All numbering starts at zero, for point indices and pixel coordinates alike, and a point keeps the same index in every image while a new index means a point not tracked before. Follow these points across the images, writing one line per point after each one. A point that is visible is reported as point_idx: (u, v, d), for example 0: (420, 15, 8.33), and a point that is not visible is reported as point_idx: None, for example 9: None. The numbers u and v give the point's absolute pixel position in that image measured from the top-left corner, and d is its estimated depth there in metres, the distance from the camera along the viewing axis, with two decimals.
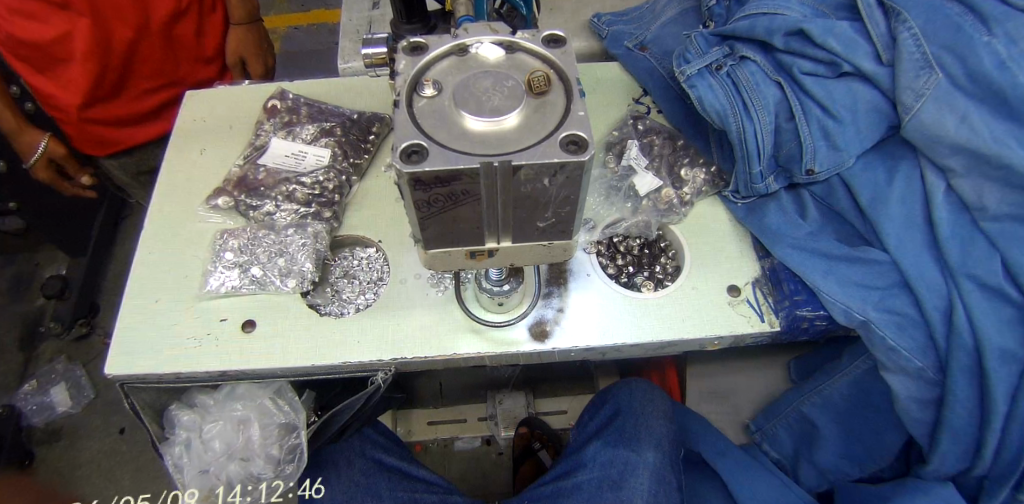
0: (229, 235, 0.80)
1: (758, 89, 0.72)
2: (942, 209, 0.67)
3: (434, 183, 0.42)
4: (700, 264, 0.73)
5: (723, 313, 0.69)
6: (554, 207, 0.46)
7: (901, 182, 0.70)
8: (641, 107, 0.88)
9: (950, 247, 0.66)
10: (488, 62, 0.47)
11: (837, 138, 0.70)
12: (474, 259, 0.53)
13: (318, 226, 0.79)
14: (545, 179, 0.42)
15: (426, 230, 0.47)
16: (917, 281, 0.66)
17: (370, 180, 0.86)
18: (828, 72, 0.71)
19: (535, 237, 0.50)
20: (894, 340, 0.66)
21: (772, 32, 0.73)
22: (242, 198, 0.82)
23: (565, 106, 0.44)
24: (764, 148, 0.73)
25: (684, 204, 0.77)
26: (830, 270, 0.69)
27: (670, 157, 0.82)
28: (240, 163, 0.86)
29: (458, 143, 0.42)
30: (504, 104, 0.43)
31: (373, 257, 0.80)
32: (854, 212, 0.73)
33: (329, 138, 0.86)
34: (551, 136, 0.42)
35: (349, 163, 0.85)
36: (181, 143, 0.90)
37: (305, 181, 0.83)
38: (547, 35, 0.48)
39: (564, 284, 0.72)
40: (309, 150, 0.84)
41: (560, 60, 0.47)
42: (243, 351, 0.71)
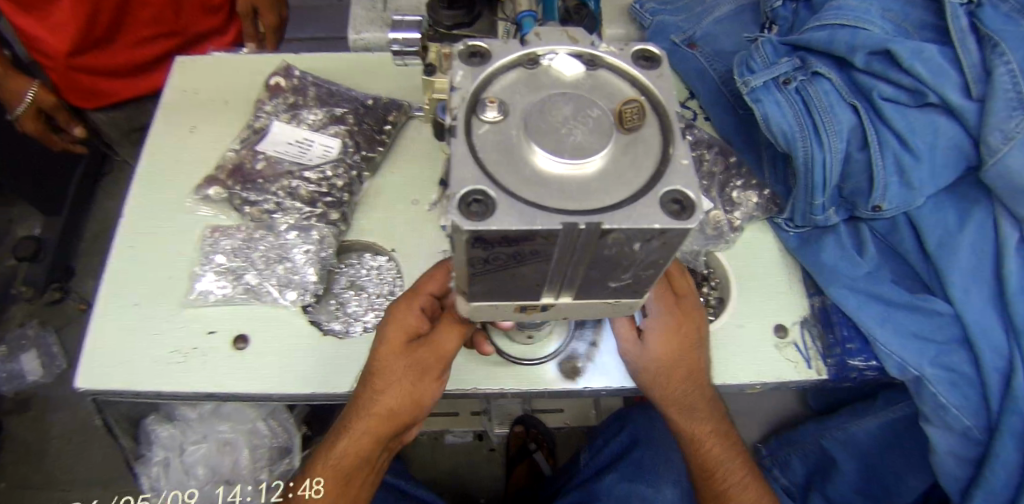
0: (220, 234, 0.70)
1: (832, 113, 0.58)
2: (1015, 259, 0.57)
3: (499, 242, 0.32)
4: (749, 299, 0.61)
5: (769, 358, 0.57)
6: (635, 268, 0.37)
7: (974, 231, 0.58)
8: (689, 113, 0.75)
9: (1018, 303, 0.56)
10: (564, 80, 0.37)
11: (911, 175, 0.57)
12: (524, 313, 0.43)
13: (324, 230, 0.69)
14: (637, 244, 0.33)
15: (473, 284, 0.38)
16: (980, 339, 0.57)
17: (384, 173, 0.76)
18: (910, 101, 0.57)
19: (604, 296, 0.40)
20: (945, 397, 0.57)
21: (853, 49, 0.58)
22: (237, 190, 0.72)
23: (661, 148, 0.35)
24: (830, 179, 0.59)
25: (733, 229, 0.65)
26: (886, 317, 0.58)
27: (720, 176, 0.70)
28: (236, 148, 0.75)
29: (531, 194, 0.32)
30: (588, 140, 0.33)
31: (384, 267, 0.71)
32: (918, 255, 0.61)
33: (340, 128, 0.76)
34: (647, 189, 0.33)
35: (360, 157, 0.75)
36: (171, 118, 0.79)
37: (309, 176, 0.73)
38: (640, 50, 0.38)
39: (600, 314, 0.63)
40: (316, 138, 0.75)
41: (655, 85, 0.37)
42: (229, 372, 0.62)
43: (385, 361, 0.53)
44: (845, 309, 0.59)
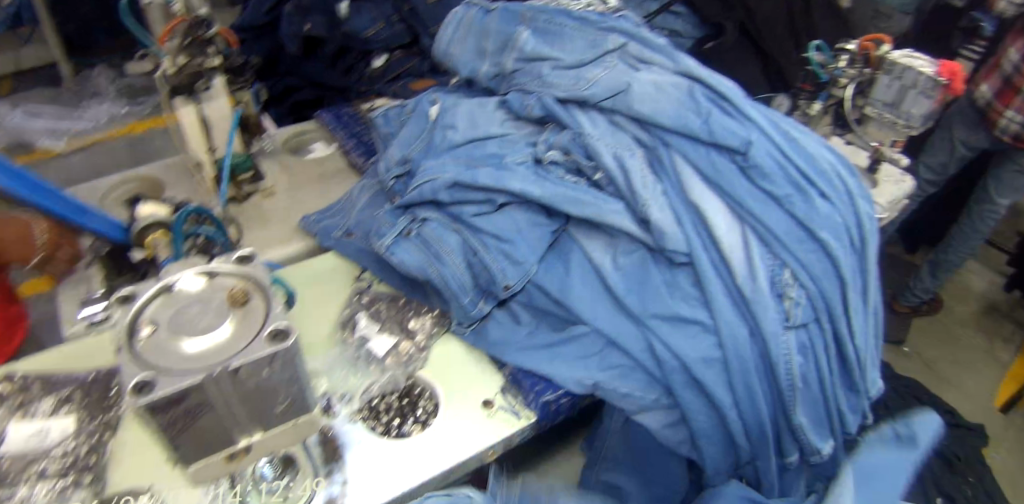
0: None
1: (441, 238, 0.68)
2: (612, 275, 0.65)
3: (166, 405, 0.45)
4: (454, 391, 0.66)
5: (482, 431, 0.62)
6: (284, 389, 0.53)
7: (578, 270, 0.68)
8: (363, 283, 0.74)
9: (627, 298, 0.64)
10: (192, 292, 0.54)
11: (513, 253, 0.66)
12: (232, 462, 0.55)
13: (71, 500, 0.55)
14: (268, 367, 0.49)
15: (176, 449, 0.50)
16: (617, 335, 0.64)
17: (125, 432, 0.62)
18: (489, 208, 0.69)
19: (281, 421, 0.54)
20: (623, 386, 0.63)
21: (436, 191, 0.69)
22: None
23: (266, 309, 0.53)
24: (464, 281, 0.66)
25: (420, 349, 0.69)
26: (553, 356, 0.67)
27: (397, 315, 0.71)
28: None
29: (183, 364, 0.47)
30: (214, 320, 0.50)
31: None
32: (554, 304, 0.69)
33: (67, 406, 0.63)
34: (261, 333, 0.50)
35: (101, 423, 0.63)
36: None
37: (52, 460, 0.59)
38: (237, 256, 0.57)
39: (340, 460, 0.59)
40: (49, 424, 0.61)
41: (254, 273, 0.56)
42: None
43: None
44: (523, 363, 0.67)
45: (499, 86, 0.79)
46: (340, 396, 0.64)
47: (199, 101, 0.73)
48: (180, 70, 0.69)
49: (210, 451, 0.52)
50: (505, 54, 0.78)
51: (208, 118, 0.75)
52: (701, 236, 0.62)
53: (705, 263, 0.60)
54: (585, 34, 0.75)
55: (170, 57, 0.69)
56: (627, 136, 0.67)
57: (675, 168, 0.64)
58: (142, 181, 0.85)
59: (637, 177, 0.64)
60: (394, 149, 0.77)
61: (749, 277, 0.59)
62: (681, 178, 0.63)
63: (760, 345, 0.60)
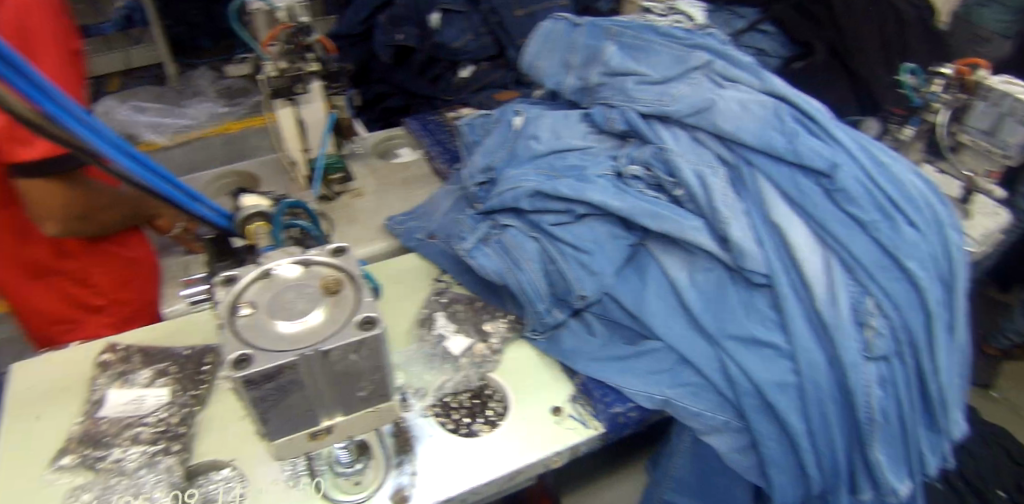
0: (81, 491, 0.63)
1: (519, 244, 0.70)
2: (690, 293, 0.66)
3: (262, 380, 0.51)
4: (524, 396, 0.68)
5: (547, 434, 0.64)
6: (368, 375, 0.57)
7: (654, 284, 0.69)
8: (442, 284, 0.80)
9: (704, 317, 0.64)
10: (289, 278, 0.61)
11: (591, 266, 0.67)
12: (316, 439, 0.61)
13: (169, 460, 0.66)
14: (352, 354, 0.55)
15: (268, 421, 0.57)
16: (689, 354, 0.64)
17: (213, 404, 0.74)
18: (569, 218, 0.70)
19: (361, 406, 0.60)
20: (695, 406, 0.62)
21: (518, 198, 0.72)
22: (87, 451, 0.66)
23: (356, 297, 0.58)
24: (540, 289, 0.68)
25: (494, 352, 0.72)
26: (625, 368, 0.68)
27: (473, 317, 0.76)
28: (80, 421, 0.70)
29: (278, 344, 0.54)
30: (307, 306, 0.57)
31: (230, 477, 0.66)
32: (630, 319, 0.70)
33: (162, 378, 0.75)
34: (350, 320, 0.56)
35: (189, 396, 0.73)
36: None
37: (148, 421, 0.70)
38: (333, 249, 0.63)
39: (410, 453, 0.63)
40: (147, 392, 0.72)
41: (346, 264, 0.62)
42: None
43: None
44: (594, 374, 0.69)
45: (581, 100, 0.84)
46: (414, 392, 0.68)
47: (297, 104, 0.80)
48: (282, 73, 0.75)
49: (299, 428, 0.59)
50: (589, 69, 0.82)
51: (305, 121, 0.83)
52: (779, 254, 0.62)
53: (784, 283, 0.60)
54: (672, 50, 0.77)
55: (272, 60, 0.75)
56: (711, 155, 0.68)
57: (758, 188, 0.65)
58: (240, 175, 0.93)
59: (718, 195, 0.64)
60: (479, 157, 0.83)
61: (829, 301, 0.58)
62: (763, 198, 0.64)
63: (837, 372, 0.58)
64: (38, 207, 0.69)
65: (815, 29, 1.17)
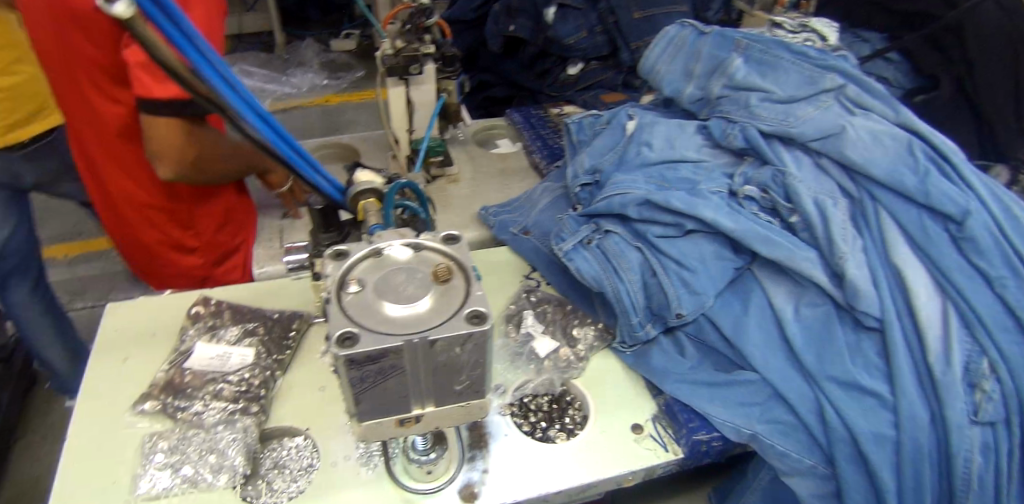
0: (159, 437, 0.79)
1: (622, 255, 0.88)
2: (793, 325, 0.79)
3: (365, 360, 0.52)
4: (604, 409, 0.81)
5: (630, 449, 0.76)
6: (467, 369, 0.58)
7: (755, 311, 0.83)
8: (533, 281, 0.97)
9: (805, 354, 0.76)
10: (400, 260, 0.62)
11: (693, 283, 0.84)
12: (403, 426, 0.62)
13: (248, 421, 0.80)
14: (457, 347, 0.55)
15: (360, 403, 0.57)
16: (787, 391, 0.75)
17: (293, 371, 0.90)
18: (676, 231, 0.88)
19: (454, 399, 0.61)
20: (782, 445, 0.73)
21: (625, 205, 0.91)
22: (170, 401, 0.83)
23: (466, 289, 0.59)
24: (636, 301, 0.85)
25: (580, 359, 0.87)
26: (714, 396, 0.80)
27: (563, 320, 0.92)
28: (165, 368, 0.88)
29: (384, 327, 0.54)
30: (417, 292, 0.57)
31: (302, 445, 0.80)
32: (723, 343, 0.85)
33: (250, 337, 0.91)
34: (458, 312, 0.56)
35: (272, 359, 0.89)
36: (101, 357, 0.92)
37: (231, 379, 0.86)
38: (445, 236, 0.64)
39: (484, 449, 0.77)
40: (233, 351, 0.89)
41: (458, 254, 0.63)
42: None
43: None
44: (680, 398, 0.81)
45: (700, 110, 1.04)
46: (496, 389, 0.82)
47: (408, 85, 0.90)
48: (397, 53, 0.85)
49: (389, 412, 0.60)
50: (712, 80, 1.01)
51: (413, 102, 0.92)
52: (893, 304, 0.73)
53: (896, 330, 0.71)
54: (801, 68, 0.94)
55: (389, 41, 0.86)
56: (833, 185, 0.83)
57: (879, 228, 0.78)
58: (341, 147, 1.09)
59: (838, 229, 0.78)
60: (587, 157, 1.05)
61: (942, 359, 0.68)
62: (884, 236, 0.77)
63: (939, 431, 0.68)
64: (158, 146, 0.81)
65: (943, 62, 1.21)
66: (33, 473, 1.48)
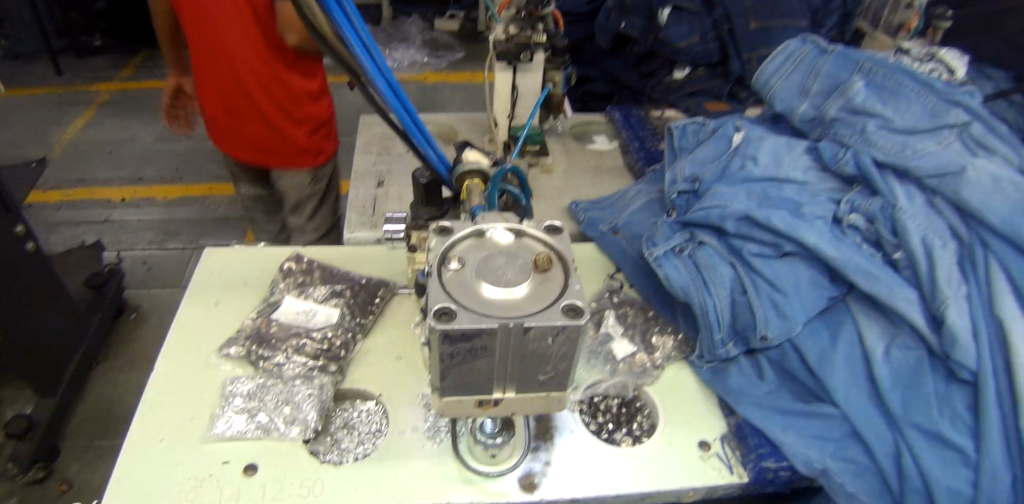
0: (239, 381, 0.84)
1: (714, 268, 0.87)
2: (882, 365, 0.74)
3: (459, 338, 0.52)
4: (673, 421, 0.81)
5: (697, 466, 0.76)
6: (555, 361, 0.57)
7: (844, 345, 0.79)
8: (615, 282, 1.00)
9: (891, 398, 0.72)
10: (500, 244, 0.63)
11: (784, 307, 0.81)
12: (482, 407, 0.62)
13: (324, 378, 0.84)
14: (550, 338, 0.54)
15: (445, 379, 0.57)
16: (866, 432, 0.73)
17: (372, 336, 0.94)
18: (773, 252, 0.86)
19: (536, 388, 0.60)
20: (852, 486, 0.70)
21: (724, 218, 0.90)
22: (254, 348, 0.89)
23: (563, 280, 0.59)
24: (722, 318, 0.83)
25: (656, 367, 0.88)
26: (787, 424, 0.78)
27: (643, 324, 0.94)
28: (254, 317, 0.95)
29: (480, 308, 0.54)
30: (515, 277, 0.57)
31: (373, 410, 0.83)
32: (804, 370, 0.81)
33: (338, 299, 0.97)
34: (555, 303, 0.55)
35: (355, 322, 0.93)
36: (199, 298, 0.99)
37: (314, 335, 0.90)
38: (548, 226, 0.65)
39: (549, 440, 0.79)
40: (319, 308, 0.94)
41: (559, 246, 0.63)
42: (238, 496, 0.70)
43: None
44: (754, 421, 0.80)
45: (812, 129, 0.99)
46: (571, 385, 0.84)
47: (516, 71, 0.91)
48: (511, 39, 0.87)
49: (473, 394, 0.60)
50: (830, 100, 0.97)
51: (518, 88, 0.93)
52: (992, 359, 0.68)
53: (990, 386, 0.67)
54: (925, 100, 0.88)
55: (503, 26, 0.88)
56: (944, 225, 0.77)
57: (989, 277, 0.72)
58: (439, 125, 1.13)
59: (943, 270, 0.73)
60: (688, 165, 1.05)
61: None
62: (993, 286, 0.71)
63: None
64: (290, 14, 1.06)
65: None
66: (111, 394, 1.61)
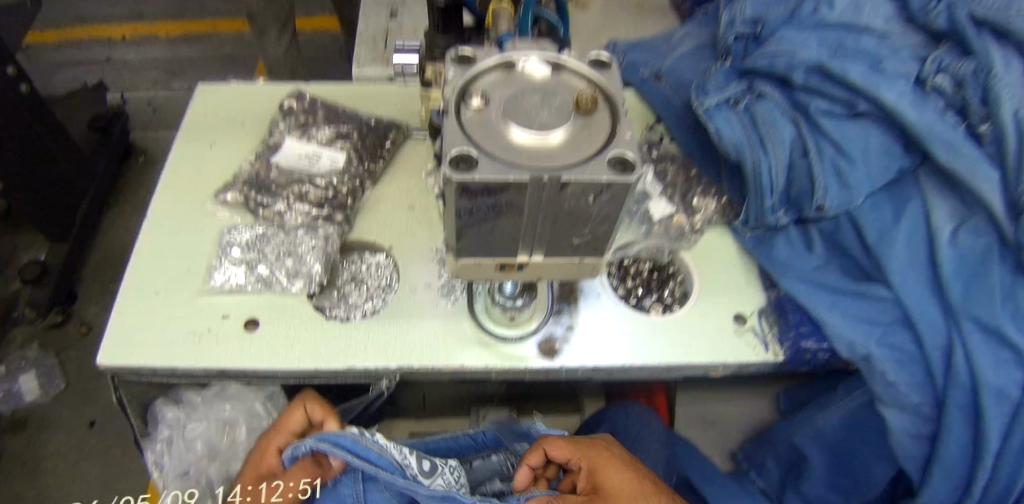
0: (237, 230, 0.78)
1: (775, 125, 0.74)
2: (946, 251, 0.68)
3: (480, 193, 0.42)
4: (709, 291, 0.77)
5: (730, 340, 0.73)
6: (593, 224, 0.47)
7: (908, 221, 0.71)
8: (654, 135, 0.92)
9: (952, 287, 0.66)
10: (534, 79, 0.50)
11: (848, 177, 0.72)
12: (504, 271, 0.54)
13: (330, 229, 0.77)
14: (591, 196, 0.44)
15: (463, 238, 0.48)
16: (919, 319, 0.67)
17: (383, 184, 0.85)
18: (844, 111, 0.73)
19: (568, 253, 0.51)
20: (893, 375, 0.66)
21: (793, 67, 0.75)
22: (253, 194, 0.81)
23: (610, 125, 0.47)
24: (776, 182, 0.74)
25: (694, 231, 0.83)
26: (835, 303, 0.72)
27: (683, 185, 0.87)
28: (252, 160, 0.85)
29: (506, 156, 0.43)
30: (552, 120, 0.45)
31: (383, 264, 0.78)
32: (861, 249, 0.74)
33: (344, 142, 0.86)
34: (599, 154, 0.44)
35: (364, 168, 0.84)
36: (193, 137, 0.89)
37: (319, 182, 0.82)
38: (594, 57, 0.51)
39: (574, 303, 0.75)
40: (324, 152, 0.84)
41: (607, 84, 0.50)
42: (243, 350, 0.68)
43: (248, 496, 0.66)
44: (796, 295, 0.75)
45: None
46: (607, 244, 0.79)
47: None
48: None
49: (495, 256, 0.51)
50: None
51: None
52: None
53: None
54: None
55: None
56: None
57: None
58: None
59: None
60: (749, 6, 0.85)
61: None
62: None
63: None
64: None
65: None
66: (122, 239, 1.58)
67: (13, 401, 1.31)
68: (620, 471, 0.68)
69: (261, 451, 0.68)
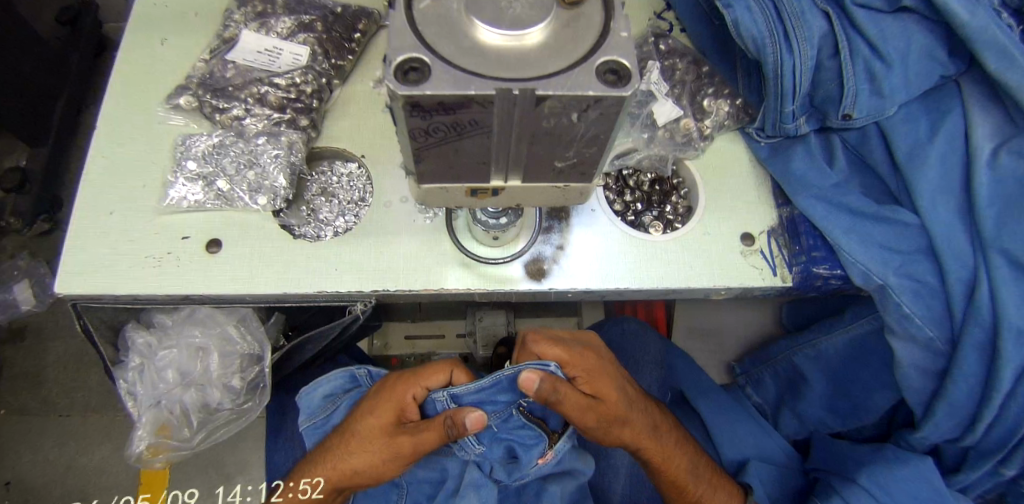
0: (192, 140, 0.70)
1: (803, 16, 0.62)
2: (983, 174, 0.62)
3: (437, 109, 0.34)
4: (714, 207, 0.70)
5: (735, 263, 0.67)
6: (579, 145, 0.40)
7: (944, 139, 0.64)
8: (663, 24, 0.81)
9: (984, 215, 0.61)
10: None
11: (882, 84, 0.63)
12: (476, 196, 0.47)
13: (293, 136, 0.70)
14: (576, 114, 0.36)
15: (423, 161, 0.40)
16: (943, 247, 0.62)
17: (352, 84, 0.76)
18: (884, 6, 0.62)
19: (551, 179, 0.44)
20: (909, 307, 0.62)
21: None
22: (208, 98, 0.72)
23: (603, 22, 0.37)
24: (799, 86, 0.64)
25: (703, 138, 0.74)
26: (854, 227, 0.65)
27: (693, 84, 0.78)
28: (206, 58, 0.75)
29: (468, 62, 0.34)
30: (528, 14, 0.35)
31: (354, 174, 0.72)
32: (887, 166, 0.67)
33: (307, 35, 0.75)
34: (586, 60, 0.35)
35: (330, 64, 0.74)
36: (137, 29, 0.78)
37: (279, 82, 0.73)
38: None
39: (565, 220, 0.68)
40: (285, 46, 0.74)
41: None
42: (206, 274, 0.64)
43: (361, 435, 0.69)
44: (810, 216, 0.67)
45: None
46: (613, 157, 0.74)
47: None
48: None
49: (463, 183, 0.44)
50: None
51: None
52: None
53: None
54: None
55: None
56: None
57: None
58: None
59: None
60: None
61: None
62: None
63: None
64: None
65: None
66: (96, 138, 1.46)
67: (10, 311, 1.28)
68: (620, 383, 0.71)
69: (388, 392, 0.70)
